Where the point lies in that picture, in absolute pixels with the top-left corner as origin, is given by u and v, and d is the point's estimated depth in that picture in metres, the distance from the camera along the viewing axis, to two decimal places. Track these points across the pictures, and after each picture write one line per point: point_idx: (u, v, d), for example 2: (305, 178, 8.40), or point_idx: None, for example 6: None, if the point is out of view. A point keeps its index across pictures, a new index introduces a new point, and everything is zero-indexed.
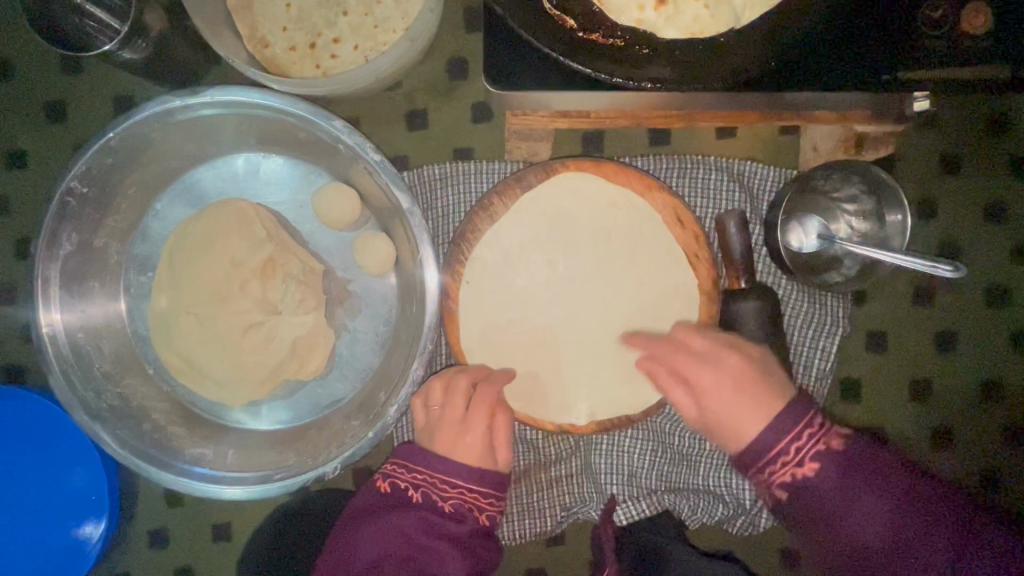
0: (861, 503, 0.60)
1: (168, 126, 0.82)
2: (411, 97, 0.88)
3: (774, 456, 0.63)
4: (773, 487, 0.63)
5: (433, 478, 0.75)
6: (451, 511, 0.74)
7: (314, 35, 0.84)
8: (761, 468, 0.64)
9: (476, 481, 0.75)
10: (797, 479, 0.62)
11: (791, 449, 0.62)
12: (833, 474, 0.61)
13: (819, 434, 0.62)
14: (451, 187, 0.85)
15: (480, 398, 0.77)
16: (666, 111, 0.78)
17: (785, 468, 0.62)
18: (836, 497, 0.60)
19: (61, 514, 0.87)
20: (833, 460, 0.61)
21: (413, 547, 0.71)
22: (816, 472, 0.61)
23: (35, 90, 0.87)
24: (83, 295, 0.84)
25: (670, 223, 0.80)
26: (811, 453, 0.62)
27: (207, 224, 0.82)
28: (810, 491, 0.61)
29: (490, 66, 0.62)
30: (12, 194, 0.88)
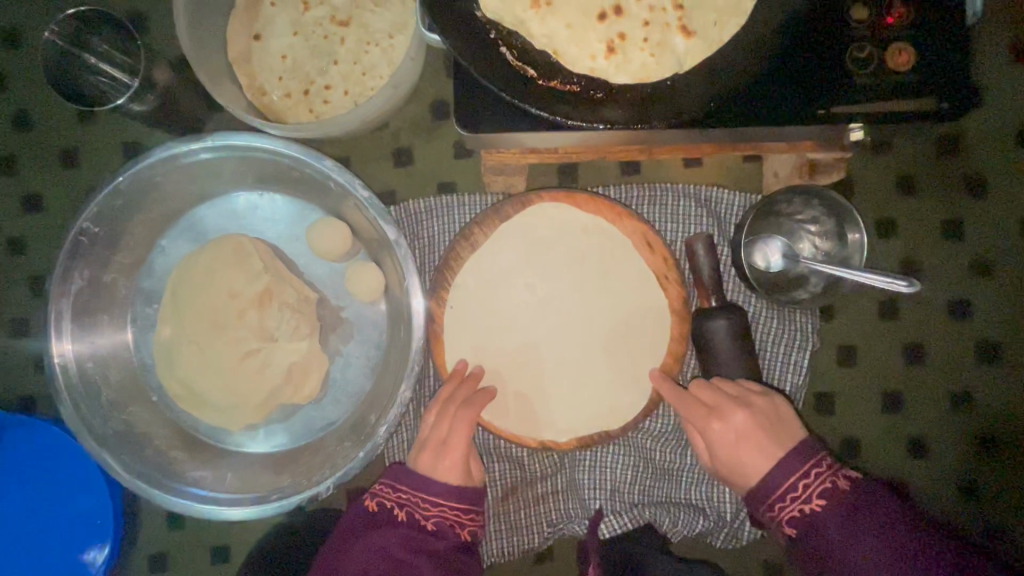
0: (866, 544, 0.65)
1: (172, 169, 0.89)
2: (397, 135, 0.94)
3: (794, 483, 0.71)
4: (783, 525, 0.71)
5: (419, 496, 0.79)
6: (433, 528, 0.78)
7: (308, 83, 0.91)
8: (766, 503, 0.72)
9: (462, 498, 0.79)
10: (806, 515, 0.70)
11: (799, 486, 0.71)
12: (837, 513, 0.68)
13: (826, 474, 0.71)
14: (436, 219, 0.91)
15: (463, 421, 0.81)
16: (626, 145, 0.82)
17: (793, 504, 0.71)
18: (840, 537, 0.67)
19: (68, 539, 0.91)
20: (839, 498, 0.68)
21: (394, 564, 0.74)
22: (822, 509, 0.69)
23: (50, 140, 0.94)
24: (92, 327, 0.90)
25: (640, 247, 0.85)
26: (817, 490, 0.70)
27: (208, 258, 0.88)
28: (814, 526, 0.69)
29: (461, 109, 0.69)
30: (28, 234, 0.95)
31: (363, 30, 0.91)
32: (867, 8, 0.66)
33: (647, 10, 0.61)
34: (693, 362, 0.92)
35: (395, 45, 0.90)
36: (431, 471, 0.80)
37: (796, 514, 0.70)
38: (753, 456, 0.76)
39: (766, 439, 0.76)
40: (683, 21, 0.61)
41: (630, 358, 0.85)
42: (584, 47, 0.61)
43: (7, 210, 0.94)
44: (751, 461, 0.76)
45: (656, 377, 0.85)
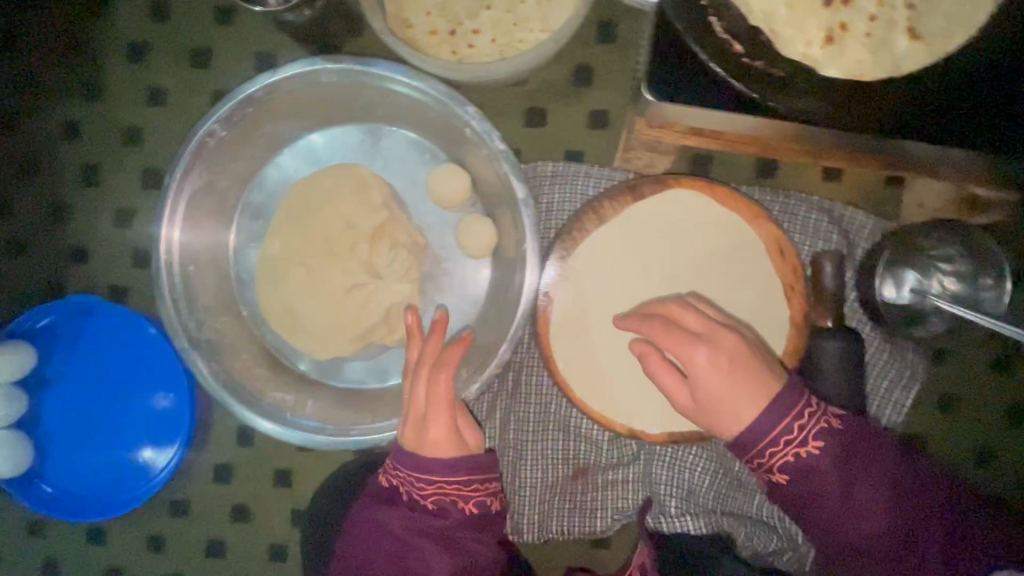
0: (859, 486, 0.63)
1: (306, 85, 0.85)
2: (533, 94, 0.91)
3: (787, 427, 0.63)
4: (773, 471, 0.64)
5: (416, 477, 0.72)
6: (434, 507, 0.72)
7: (455, 23, 0.88)
8: (767, 446, 0.63)
9: (465, 474, 0.72)
10: (802, 460, 0.63)
11: (795, 429, 0.63)
12: (834, 454, 0.63)
13: (819, 414, 0.64)
14: (560, 186, 0.89)
15: (441, 385, 0.74)
16: (796, 145, 0.79)
17: (787, 447, 0.63)
18: (835, 482, 0.63)
19: (147, 429, 0.94)
20: (834, 440, 0.63)
21: (397, 544, 0.72)
22: (818, 452, 0.63)
23: (184, 34, 0.92)
24: (200, 231, 0.89)
25: (771, 253, 0.82)
26: (813, 433, 0.63)
27: (328, 182, 0.87)
28: (807, 470, 0.63)
29: (651, 73, 0.66)
30: (148, 128, 0.93)
31: None
32: None
33: (876, 3, 0.58)
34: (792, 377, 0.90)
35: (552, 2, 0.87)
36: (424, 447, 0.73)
37: (790, 459, 0.63)
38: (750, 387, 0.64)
39: (757, 365, 0.66)
40: (912, 22, 0.57)
41: None
42: (802, 31, 0.57)
43: (130, 98, 0.93)
44: (742, 404, 0.64)
45: None
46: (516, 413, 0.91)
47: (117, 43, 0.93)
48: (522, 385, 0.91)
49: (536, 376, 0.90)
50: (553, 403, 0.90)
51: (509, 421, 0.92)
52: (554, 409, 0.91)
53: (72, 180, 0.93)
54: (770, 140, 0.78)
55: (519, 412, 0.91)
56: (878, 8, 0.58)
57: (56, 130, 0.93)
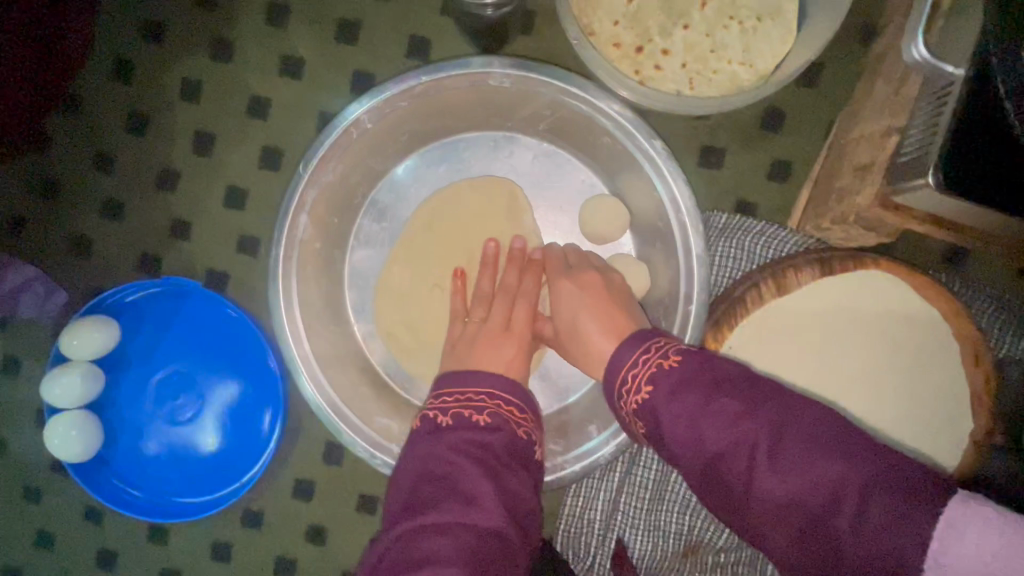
0: (678, 409, 0.54)
1: (471, 87, 0.74)
2: (714, 132, 0.81)
3: (628, 368, 0.58)
4: (634, 420, 0.58)
5: (462, 393, 0.60)
6: (487, 423, 0.57)
7: (644, 39, 0.78)
8: (619, 388, 0.58)
9: (509, 390, 0.61)
10: (642, 405, 0.56)
11: (631, 375, 0.58)
12: (677, 385, 0.55)
13: (655, 356, 0.57)
14: (731, 240, 0.78)
15: (521, 308, 0.72)
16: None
17: (629, 396, 0.58)
18: (676, 411, 0.54)
19: (231, 429, 0.87)
20: (667, 377, 0.55)
21: (439, 467, 0.54)
22: (654, 393, 0.56)
23: (331, 3, 0.82)
24: (322, 228, 0.79)
25: (964, 356, 0.72)
26: (648, 373, 0.57)
27: (474, 199, 0.80)
28: (651, 413, 0.56)
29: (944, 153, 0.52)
30: (274, 101, 0.83)
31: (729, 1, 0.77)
32: None
33: None
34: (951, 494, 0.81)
35: (759, 31, 0.77)
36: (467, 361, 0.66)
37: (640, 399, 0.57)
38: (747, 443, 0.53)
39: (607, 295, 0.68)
40: None
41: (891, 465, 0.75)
42: None
43: (261, 65, 0.83)
44: (586, 320, 0.66)
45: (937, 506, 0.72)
46: (633, 476, 0.84)
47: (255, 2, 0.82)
48: (645, 447, 0.84)
49: None
50: (676, 472, 0.82)
51: (625, 484, 0.85)
52: (675, 478, 0.82)
53: (184, 147, 0.85)
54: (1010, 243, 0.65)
55: (636, 476, 0.84)
56: None
57: (174, 89, 0.84)
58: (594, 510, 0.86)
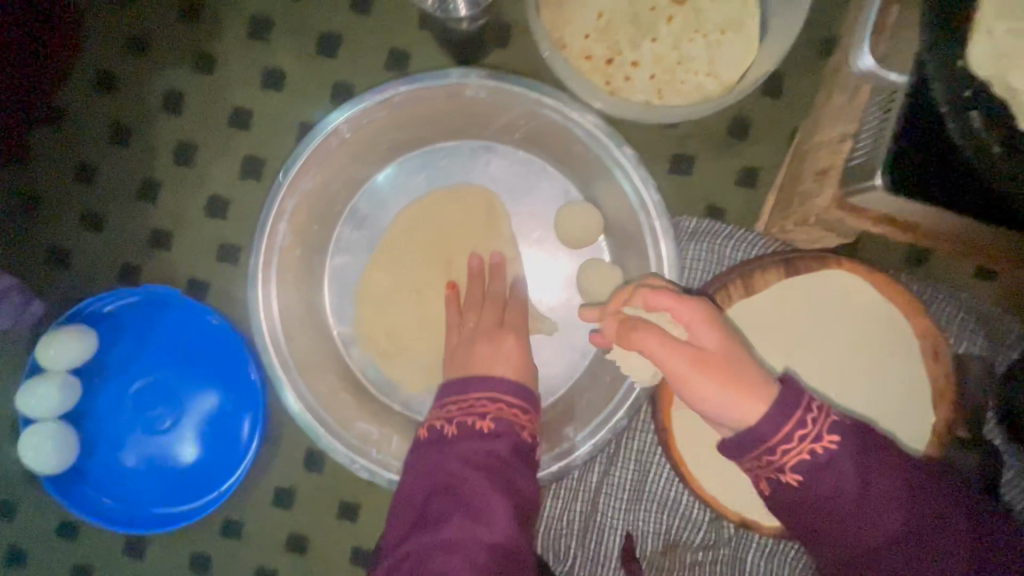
0: (840, 471, 0.51)
1: (448, 97, 0.77)
2: (684, 140, 0.83)
3: (782, 435, 0.52)
4: (784, 471, 0.52)
5: (462, 403, 0.63)
6: (490, 429, 0.60)
7: (615, 52, 0.81)
8: (770, 448, 0.52)
9: (511, 392, 0.63)
10: (816, 455, 0.52)
11: (806, 422, 0.52)
12: (850, 449, 0.52)
13: (820, 417, 0.52)
14: (701, 244, 0.81)
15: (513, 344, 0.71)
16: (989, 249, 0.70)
17: (797, 447, 0.52)
18: (861, 478, 0.52)
19: (210, 439, 0.87)
20: (844, 434, 0.52)
21: (444, 478, 0.57)
22: (835, 448, 0.52)
23: (311, 16, 0.84)
24: (302, 235, 0.81)
25: (925, 352, 0.75)
26: (828, 426, 0.52)
27: (454, 207, 0.81)
28: (829, 467, 0.52)
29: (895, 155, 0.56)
30: (256, 112, 0.85)
31: (694, 15, 0.80)
32: None
33: None
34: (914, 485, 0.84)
35: (723, 44, 0.80)
36: (468, 366, 0.68)
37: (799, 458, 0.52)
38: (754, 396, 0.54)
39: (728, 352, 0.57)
40: None
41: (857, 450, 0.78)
42: None
43: (243, 77, 0.85)
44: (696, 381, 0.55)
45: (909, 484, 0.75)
46: (612, 476, 0.85)
47: (236, 15, 0.84)
48: (622, 448, 0.84)
49: (637, 438, 0.84)
50: (654, 471, 0.83)
51: (603, 484, 0.85)
52: (654, 477, 0.83)
53: (167, 158, 0.85)
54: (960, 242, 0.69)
55: (615, 475, 0.85)
56: None
57: (156, 101, 0.85)
58: (575, 510, 0.86)
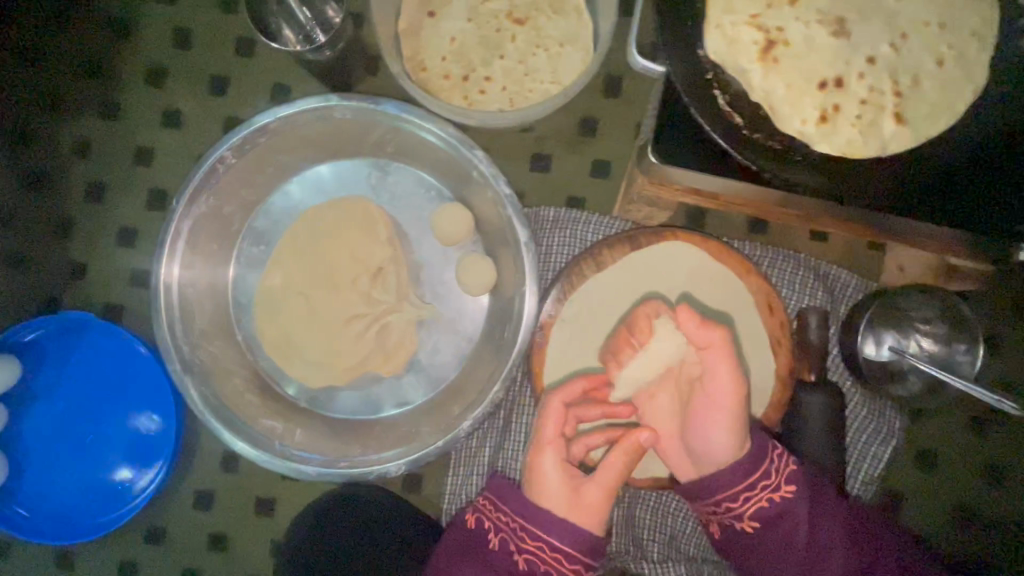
0: (794, 513, 0.71)
1: (319, 121, 0.88)
2: (541, 141, 0.95)
3: (749, 484, 0.72)
4: (743, 518, 0.73)
5: (508, 517, 0.74)
6: (522, 566, 0.72)
7: (469, 70, 0.92)
8: (733, 495, 0.73)
9: (568, 543, 0.71)
10: (775, 501, 0.72)
11: (771, 473, 0.72)
12: (805, 496, 0.72)
13: (784, 459, 0.74)
14: (560, 230, 0.91)
15: (552, 416, 0.78)
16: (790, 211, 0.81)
17: (762, 493, 0.72)
18: (806, 520, 0.71)
19: (130, 451, 0.93)
20: (798, 482, 0.73)
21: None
22: (791, 496, 0.72)
23: (203, 63, 0.94)
24: (201, 254, 0.90)
25: (761, 307, 0.85)
26: (786, 477, 0.72)
27: (335, 215, 0.88)
28: (780, 513, 0.71)
29: (659, 137, 0.70)
30: (158, 149, 0.94)
31: (535, 32, 0.92)
32: None
33: (867, 89, 0.61)
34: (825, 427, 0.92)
35: (563, 55, 0.91)
36: (534, 481, 0.76)
37: (759, 503, 0.72)
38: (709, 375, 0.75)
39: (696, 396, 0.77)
40: (898, 107, 0.61)
41: None
42: (797, 109, 0.61)
43: (145, 120, 0.94)
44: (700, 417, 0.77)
45: (766, 407, 0.84)
46: (504, 452, 0.89)
47: (135, 66, 0.94)
48: (513, 421, 0.90)
49: (527, 415, 0.89)
50: None
51: (497, 458, 0.90)
52: None
53: (79, 197, 0.94)
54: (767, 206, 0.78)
55: (507, 451, 0.89)
56: (869, 93, 0.61)
57: (67, 147, 0.94)
58: (472, 486, 0.92)
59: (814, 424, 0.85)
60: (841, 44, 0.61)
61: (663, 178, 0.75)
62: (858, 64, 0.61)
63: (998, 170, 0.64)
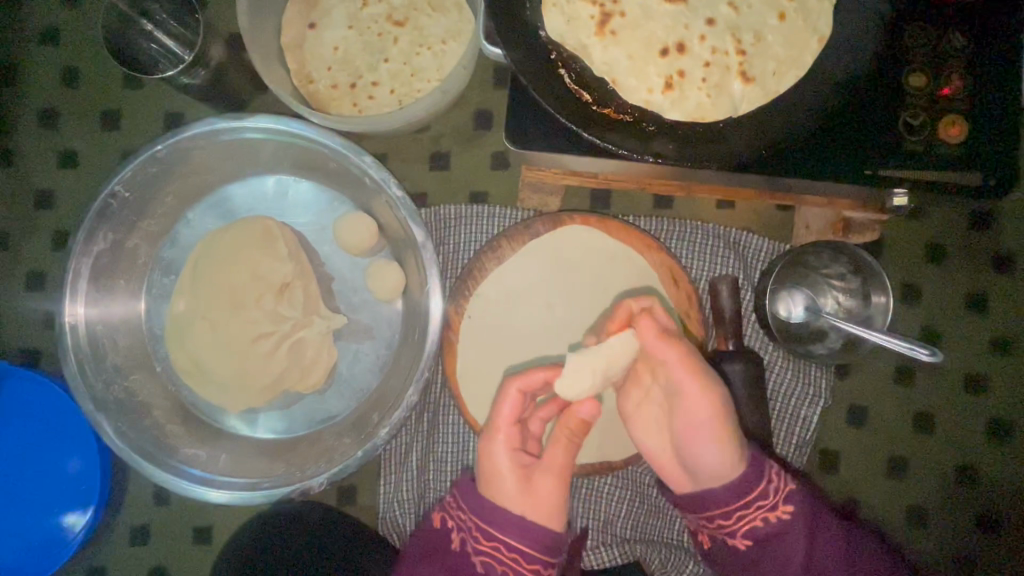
0: (791, 534, 0.72)
1: (211, 144, 0.88)
2: (437, 140, 0.95)
3: (746, 504, 0.72)
4: (736, 536, 0.73)
5: (463, 515, 0.73)
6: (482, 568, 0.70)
7: (356, 77, 0.91)
8: (725, 513, 0.73)
9: (525, 541, 0.68)
10: (772, 519, 0.72)
11: (770, 493, 0.72)
12: (802, 520, 0.72)
13: (783, 479, 0.74)
14: (463, 227, 0.90)
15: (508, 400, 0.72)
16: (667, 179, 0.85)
17: (759, 512, 0.72)
18: (803, 541, 0.72)
19: (52, 499, 0.90)
20: (799, 502, 0.73)
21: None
22: (788, 515, 0.72)
23: (94, 100, 0.95)
24: (108, 291, 0.89)
25: (665, 282, 0.85)
26: (785, 497, 0.73)
27: (234, 237, 0.87)
28: (778, 531, 0.72)
29: (513, 127, 0.73)
30: (58, 191, 0.95)
31: (417, 32, 0.91)
32: (925, 74, 0.68)
33: (710, 51, 0.67)
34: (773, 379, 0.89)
35: (447, 52, 0.91)
36: (493, 475, 0.71)
37: (753, 521, 0.72)
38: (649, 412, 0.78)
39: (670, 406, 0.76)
40: (743, 67, 0.67)
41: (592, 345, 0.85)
42: (643, 81, 0.67)
43: (41, 163, 0.94)
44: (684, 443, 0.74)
45: None
46: (435, 454, 0.91)
47: (25, 111, 0.94)
48: (438, 424, 0.91)
49: (452, 416, 0.90)
50: (471, 442, 0.90)
51: (427, 461, 0.91)
52: (472, 448, 0.90)
53: None
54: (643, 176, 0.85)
55: (437, 452, 0.91)
56: (712, 56, 0.67)
57: None
58: (404, 493, 0.92)
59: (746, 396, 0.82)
60: (679, 10, 0.67)
61: (537, 162, 0.84)
62: (698, 27, 0.67)
63: (850, 114, 0.69)
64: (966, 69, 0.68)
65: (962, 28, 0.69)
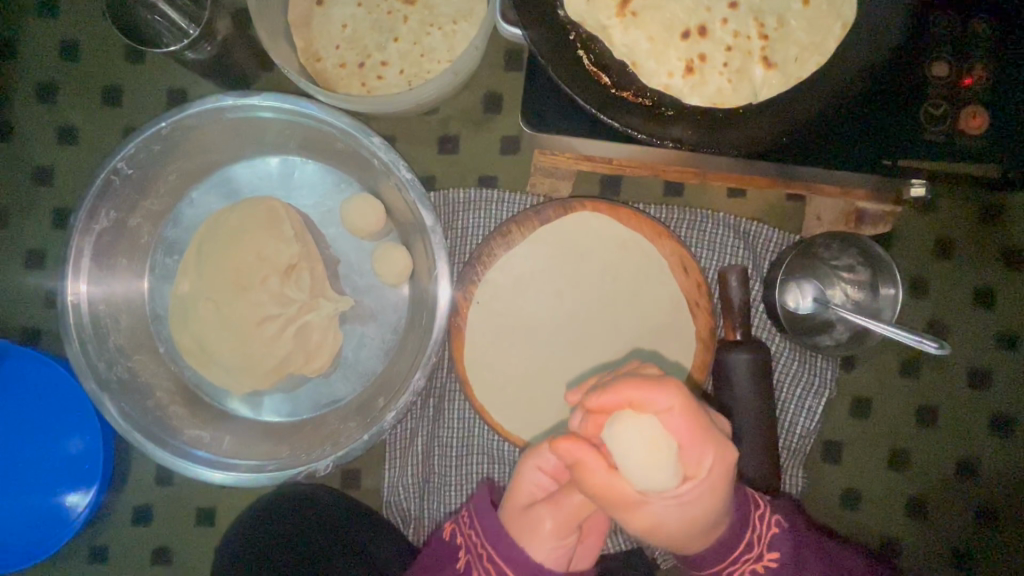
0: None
1: (217, 121, 0.86)
2: (446, 123, 0.93)
3: (738, 557, 0.65)
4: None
5: (476, 540, 0.69)
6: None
7: (365, 56, 0.89)
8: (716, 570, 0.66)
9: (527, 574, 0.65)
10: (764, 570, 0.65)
11: (755, 541, 0.66)
12: (788, 563, 0.66)
13: (768, 516, 0.68)
14: (472, 211, 0.89)
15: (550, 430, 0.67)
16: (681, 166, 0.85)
17: (750, 563, 0.65)
18: None
19: (55, 479, 0.89)
20: (785, 546, 0.66)
21: None
22: (776, 560, 0.66)
23: (95, 74, 0.93)
24: (110, 270, 0.87)
25: (675, 271, 0.84)
26: (769, 541, 0.66)
27: (239, 217, 0.86)
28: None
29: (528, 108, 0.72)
30: (58, 167, 0.93)
31: (427, 11, 0.89)
32: (948, 62, 0.68)
33: (731, 35, 0.66)
34: (777, 366, 0.90)
35: (458, 32, 0.89)
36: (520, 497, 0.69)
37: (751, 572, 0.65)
38: (709, 452, 0.55)
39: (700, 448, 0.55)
40: (766, 52, 0.66)
41: (599, 336, 0.85)
42: (663, 64, 0.66)
43: (41, 137, 0.92)
44: (704, 500, 0.56)
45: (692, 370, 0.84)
46: (439, 440, 0.91)
47: (23, 83, 0.92)
48: (444, 411, 0.91)
49: (457, 402, 0.90)
50: (475, 427, 0.90)
51: (432, 446, 0.91)
52: (477, 433, 0.90)
53: None
54: (657, 163, 0.88)
55: (442, 438, 0.91)
56: (734, 39, 0.66)
57: None
58: (409, 477, 0.92)
59: (764, 387, 0.80)
60: None
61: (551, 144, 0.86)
62: (719, 10, 0.66)
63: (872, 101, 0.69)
64: (989, 59, 0.68)
65: (985, 17, 0.68)
